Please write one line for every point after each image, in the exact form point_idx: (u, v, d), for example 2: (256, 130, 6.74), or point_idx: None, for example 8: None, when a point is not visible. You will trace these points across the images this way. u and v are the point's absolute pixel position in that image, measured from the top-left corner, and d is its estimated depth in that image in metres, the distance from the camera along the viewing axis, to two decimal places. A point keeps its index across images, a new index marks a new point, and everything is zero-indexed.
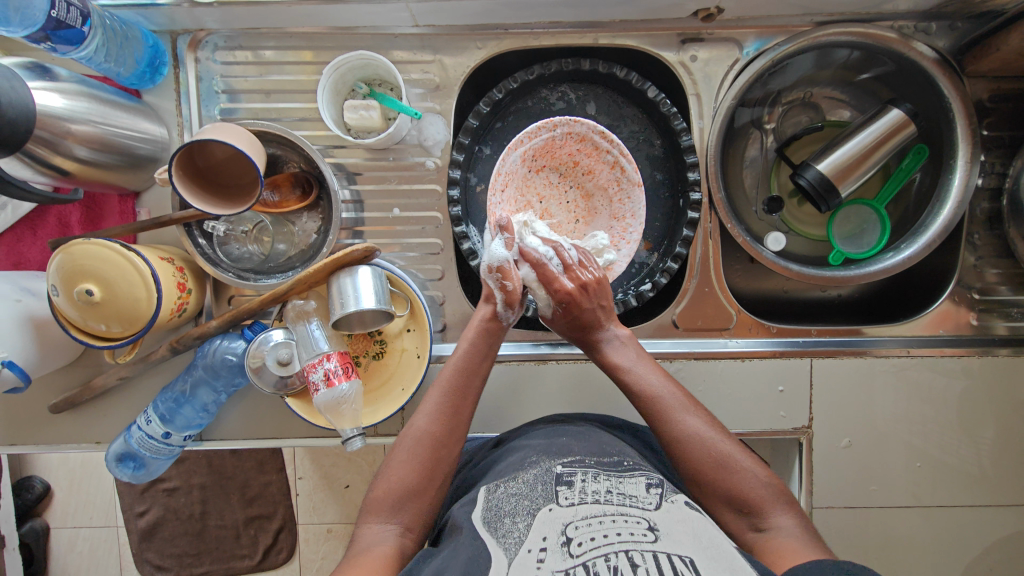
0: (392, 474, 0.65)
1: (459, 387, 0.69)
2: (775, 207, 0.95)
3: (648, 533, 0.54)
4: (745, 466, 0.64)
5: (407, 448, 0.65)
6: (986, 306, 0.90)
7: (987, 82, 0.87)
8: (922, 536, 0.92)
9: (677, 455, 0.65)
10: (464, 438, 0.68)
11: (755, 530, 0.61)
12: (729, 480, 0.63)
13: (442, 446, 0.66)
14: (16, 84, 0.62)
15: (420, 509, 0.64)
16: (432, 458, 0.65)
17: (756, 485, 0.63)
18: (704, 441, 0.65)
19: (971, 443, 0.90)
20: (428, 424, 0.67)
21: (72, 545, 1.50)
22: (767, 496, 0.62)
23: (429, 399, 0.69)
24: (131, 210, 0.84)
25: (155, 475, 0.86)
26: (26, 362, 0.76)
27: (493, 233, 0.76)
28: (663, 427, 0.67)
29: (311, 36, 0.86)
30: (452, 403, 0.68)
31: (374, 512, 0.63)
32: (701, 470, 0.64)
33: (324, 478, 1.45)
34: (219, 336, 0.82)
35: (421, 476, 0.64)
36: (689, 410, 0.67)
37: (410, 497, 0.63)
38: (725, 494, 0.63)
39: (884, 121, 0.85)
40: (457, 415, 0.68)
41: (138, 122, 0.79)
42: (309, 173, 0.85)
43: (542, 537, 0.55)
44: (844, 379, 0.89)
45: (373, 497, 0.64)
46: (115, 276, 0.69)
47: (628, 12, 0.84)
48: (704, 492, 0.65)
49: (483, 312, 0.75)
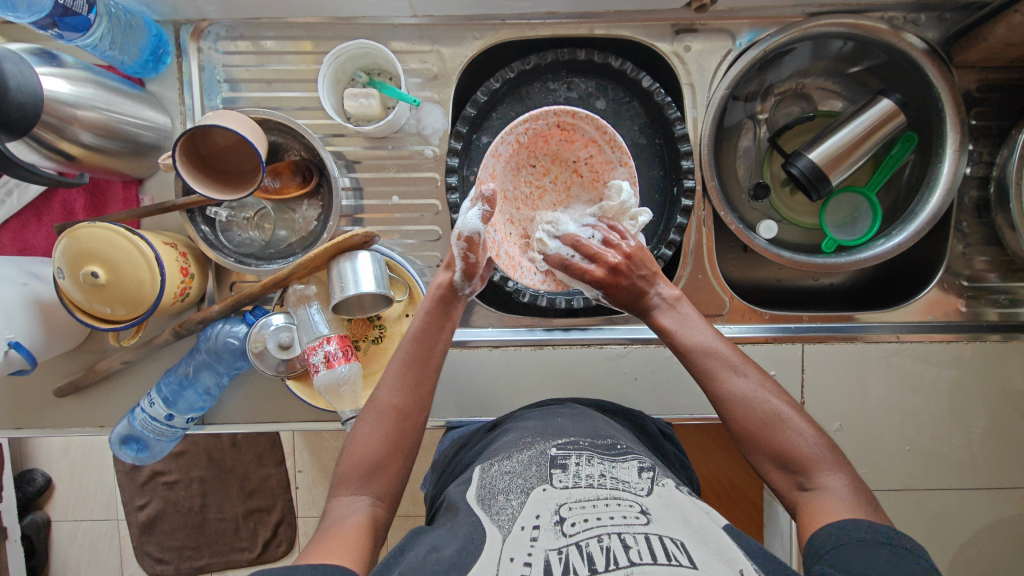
0: (358, 447, 0.66)
1: (422, 357, 0.70)
2: (760, 193, 0.98)
3: (640, 516, 0.55)
4: (796, 424, 0.63)
5: (370, 421, 0.66)
6: (975, 293, 0.92)
7: (974, 73, 0.89)
8: (912, 520, 0.94)
9: (728, 414, 0.66)
10: (428, 408, 0.70)
11: (806, 488, 0.61)
12: (778, 437, 0.63)
13: (408, 415, 0.68)
14: (25, 68, 0.64)
15: (388, 481, 0.65)
16: (396, 430, 0.67)
17: (805, 442, 0.62)
18: (751, 399, 0.65)
19: (960, 429, 0.92)
20: (393, 398, 0.68)
21: (73, 538, 1.51)
22: (819, 455, 0.62)
23: (391, 371, 0.70)
24: (134, 197, 0.85)
25: (158, 458, 0.88)
26: (32, 344, 0.77)
27: (473, 202, 0.70)
28: (711, 387, 0.67)
29: (311, 26, 0.87)
30: (415, 373, 0.69)
31: (344, 485, 0.64)
32: (750, 427, 0.64)
33: (323, 470, 1.46)
34: (221, 321, 0.83)
35: (387, 447, 0.66)
36: (738, 369, 0.67)
37: (377, 469, 0.65)
38: (776, 452, 0.63)
39: (874, 111, 0.87)
40: (420, 390, 0.69)
41: (143, 110, 0.81)
42: (310, 161, 0.87)
43: (535, 515, 0.56)
44: (836, 365, 0.91)
45: (342, 470, 0.65)
46: (120, 260, 0.71)
47: (623, 3, 0.85)
48: (754, 452, 0.64)
49: (441, 279, 0.73)
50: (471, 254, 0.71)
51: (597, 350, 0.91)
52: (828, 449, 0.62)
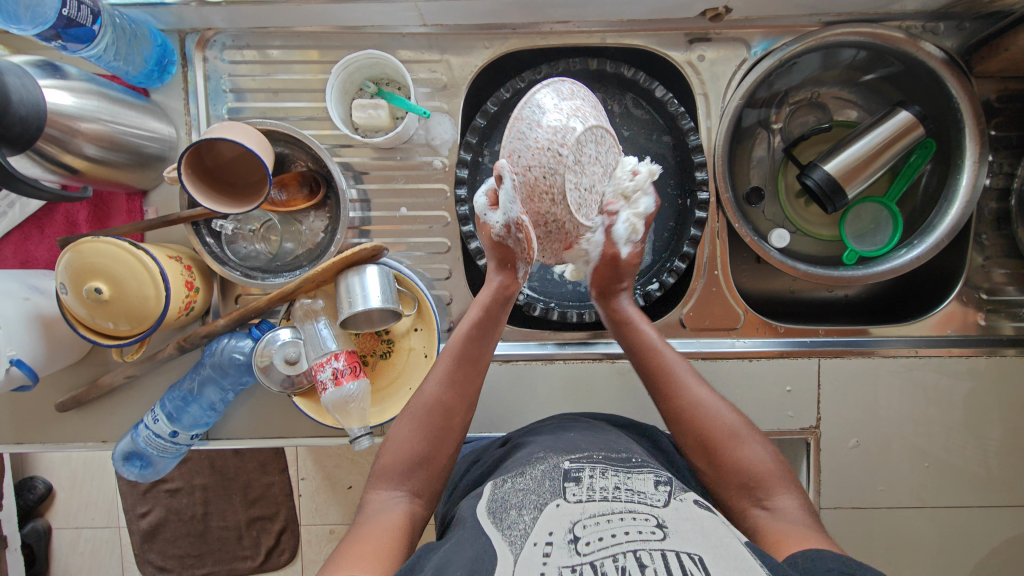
0: (400, 441, 0.66)
1: (471, 357, 0.69)
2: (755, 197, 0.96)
3: (656, 530, 0.53)
4: (755, 439, 0.65)
5: (417, 415, 0.67)
6: (994, 306, 0.90)
7: (994, 83, 0.87)
8: (929, 537, 0.92)
9: (685, 425, 0.67)
10: (472, 407, 0.70)
11: (765, 509, 0.61)
12: (738, 452, 0.64)
13: (454, 413, 0.67)
14: (27, 81, 0.62)
15: (429, 477, 0.65)
16: (442, 426, 0.67)
17: (762, 455, 0.64)
18: (711, 410, 0.67)
19: (978, 445, 0.90)
20: (438, 392, 0.68)
21: (74, 546, 1.50)
22: (774, 472, 0.63)
23: (440, 366, 0.69)
24: (138, 209, 0.84)
25: (162, 474, 0.86)
26: (34, 360, 0.75)
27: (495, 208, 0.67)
28: (670, 396, 0.69)
29: (318, 35, 0.86)
30: (462, 372, 0.69)
31: (383, 479, 0.64)
32: (711, 437, 0.65)
33: (326, 479, 1.44)
34: (226, 335, 0.82)
35: (431, 440, 0.66)
36: (698, 382, 0.69)
37: (420, 465, 0.65)
38: (734, 470, 0.63)
39: (891, 123, 0.85)
40: (467, 385, 0.69)
41: (147, 121, 0.79)
42: (317, 172, 0.85)
43: (549, 531, 0.54)
44: (851, 379, 0.89)
45: (382, 464, 0.66)
46: (123, 274, 0.69)
47: (636, 13, 0.84)
48: (711, 473, 0.65)
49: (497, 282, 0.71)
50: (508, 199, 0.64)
51: (608, 364, 0.89)
52: (781, 468, 0.64)
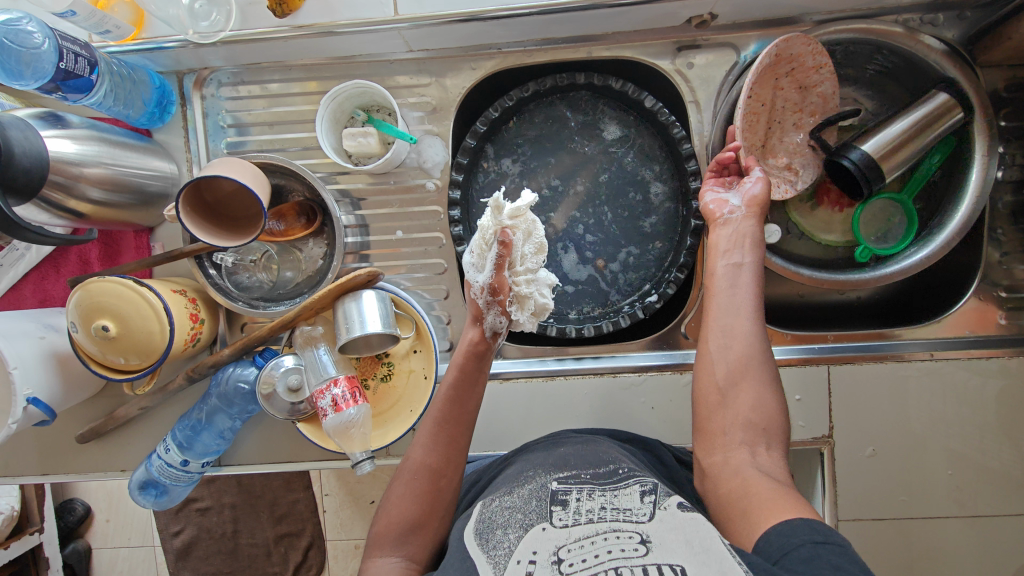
0: (393, 506, 0.67)
1: (454, 416, 0.70)
2: None
3: (639, 546, 0.52)
4: (774, 386, 0.65)
5: (405, 480, 0.68)
6: (1017, 303, 0.86)
7: (1002, 71, 0.84)
8: (965, 547, 0.87)
9: (727, 355, 0.67)
10: (461, 468, 0.70)
11: (756, 452, 0.61)
12: (756, 392, 0.64)
13: (441, 473, 0.68)
14: (29, 133, 0.65)
15: (423, 544, 0.66)
16: (430, 490, 0.67)
17: (772, 404, 0.64)
18: (752, 345, 0.66)
19: (1011, 447, 0.85)
20: (425, 457, 0.69)
21: (112, 565, 1.55)
22: (778, 424, 0.63)
23: (425, 431, 0.70)
24: (146, 245, 0.87)
25: (178, 501, 0.89)
26: (51, 397, 0.78)
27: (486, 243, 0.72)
28: (740, 314, 0.68)
29: (311, 67, 0.88)
30: (447, 434, 0.69)
31: (379, 546, 0.65)
32: (743, 368, 0.65)
33: (350, 494, 1.48)
34: (232, 364, 0.84)
35: (422, 508, 0.67)
36: (753, 314, 0.68)
37: (413, 529, 0.66)
38: (749, 407, 0.64)
39: (931, 103, 0.79)
40: (453, 447, 0.70)
41: (149, 160, 0.82)
42: (313, 201, 0.87)
43: (533, 550, 0.55)
44: (867, 387, 0.86)
45: (378, 532, 0.67)
46: (129, 311, 0.72)
47: (622, 25, 0.83)
48: (730, 403, 0.65)
49: (469, 335, 0.72)
50: (492, 257, 0.70)
51: (611, 379, 0.88)
52: (780, 416, 0.64)
